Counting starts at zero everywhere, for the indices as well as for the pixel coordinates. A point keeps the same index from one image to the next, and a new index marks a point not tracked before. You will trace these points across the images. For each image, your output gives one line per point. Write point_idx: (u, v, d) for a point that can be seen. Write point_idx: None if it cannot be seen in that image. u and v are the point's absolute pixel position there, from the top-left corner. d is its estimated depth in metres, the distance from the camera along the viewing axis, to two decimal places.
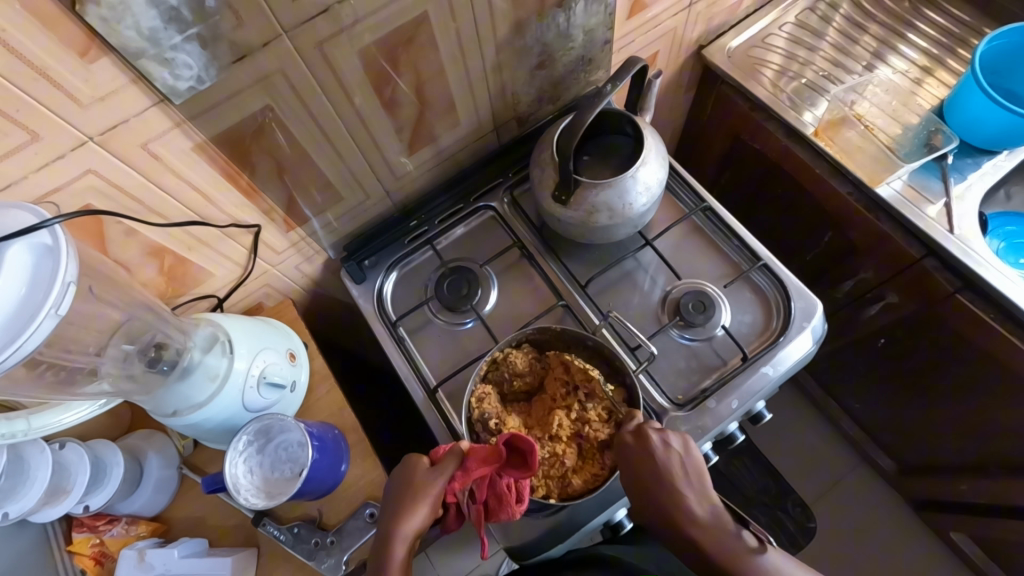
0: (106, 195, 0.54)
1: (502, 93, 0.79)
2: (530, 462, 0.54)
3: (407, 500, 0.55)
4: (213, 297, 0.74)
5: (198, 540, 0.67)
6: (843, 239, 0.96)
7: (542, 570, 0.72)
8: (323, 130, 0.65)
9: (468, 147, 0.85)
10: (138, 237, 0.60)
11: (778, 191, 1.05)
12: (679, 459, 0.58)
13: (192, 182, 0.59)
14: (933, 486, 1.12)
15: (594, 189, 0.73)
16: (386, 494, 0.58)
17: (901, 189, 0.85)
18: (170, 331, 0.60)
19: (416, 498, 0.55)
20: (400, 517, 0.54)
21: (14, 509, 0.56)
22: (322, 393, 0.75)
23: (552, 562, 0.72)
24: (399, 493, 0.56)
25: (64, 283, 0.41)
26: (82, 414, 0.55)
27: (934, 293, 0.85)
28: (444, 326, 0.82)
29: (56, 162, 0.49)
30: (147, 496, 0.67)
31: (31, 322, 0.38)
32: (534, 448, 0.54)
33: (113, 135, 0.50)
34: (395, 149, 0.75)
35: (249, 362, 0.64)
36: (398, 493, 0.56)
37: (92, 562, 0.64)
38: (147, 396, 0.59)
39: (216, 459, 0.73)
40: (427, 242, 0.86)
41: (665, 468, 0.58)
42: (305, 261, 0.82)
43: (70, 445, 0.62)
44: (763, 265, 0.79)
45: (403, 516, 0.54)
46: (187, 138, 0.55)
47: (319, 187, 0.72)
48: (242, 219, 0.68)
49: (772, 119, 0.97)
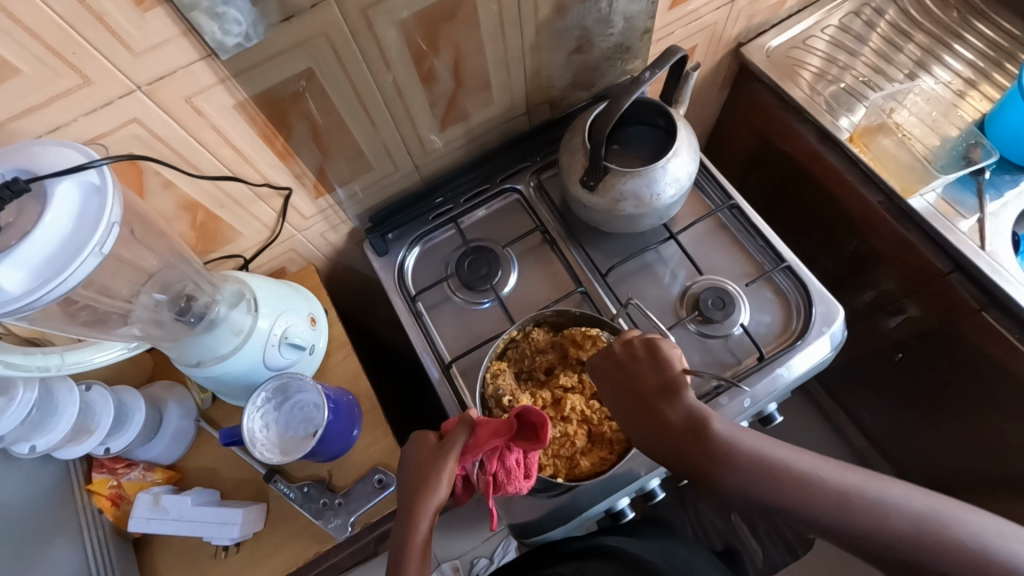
0: (148, 146, 0.56)
1: (537, 74, 0.79)
2: (542, 434, 0.54)
3: (425, 474, 0.56)
4: (239, 257, 0.75)
5: (211, 491, 0.68)
6: (869, 248, 0.95)
7: (543, 555, 0.73)
8: (360, 98, 0.65)
9: (498, 128, 0.86)
10: (174, 190, 0.62)
11: (806, 195, 1.03)
12: (649, 364, 0.58)
13: (230, 140, 0.60)
14: None
15: (623, 177, 0.73)
16: (402, 469, 0.59)
17: (935, 202, 0.83)
18: (200, 284, 0.62)
19: (435, 471, 0.56)
20: (421, 491, 0.56)
21: (41, 444, 0.58)
22: (339, 359, 0.76)
23: (555, 549, 0.73)
24: (417, 469, 0.57)
25: (108, 223, 0.42)
26: (111, 356, 0.57)
27: (958, 309, 0.84)
28: (462, 303, 0.82)
29: (104, 108, 0.50)
30: (164, 444, 0.69)
31: (76, 258, 0.40)
32: (546, 419, 0.54)
33: (160, 86, 0.52)
34: (428, 123, 0.75)
35: (272, 322, 0.65)
36: (415, 468, 0.58)
37: (110, 503, 0.66)
38: (173, 343, 0.62)
39: (232, 414, 0.74)
40: (451, 220, 0.86)
41: (645, 377, 0.58)
42: (331, 230, 0.83)
43: (96, 387, 0.64)
44: (787, 267, 0.79)
45: (423, 490, 0.56)
46: (229, 95, 0.56)
47: (351, 156, 0.72)
48: (274, 181, 0.69)
49: (806, 122, 0.95)
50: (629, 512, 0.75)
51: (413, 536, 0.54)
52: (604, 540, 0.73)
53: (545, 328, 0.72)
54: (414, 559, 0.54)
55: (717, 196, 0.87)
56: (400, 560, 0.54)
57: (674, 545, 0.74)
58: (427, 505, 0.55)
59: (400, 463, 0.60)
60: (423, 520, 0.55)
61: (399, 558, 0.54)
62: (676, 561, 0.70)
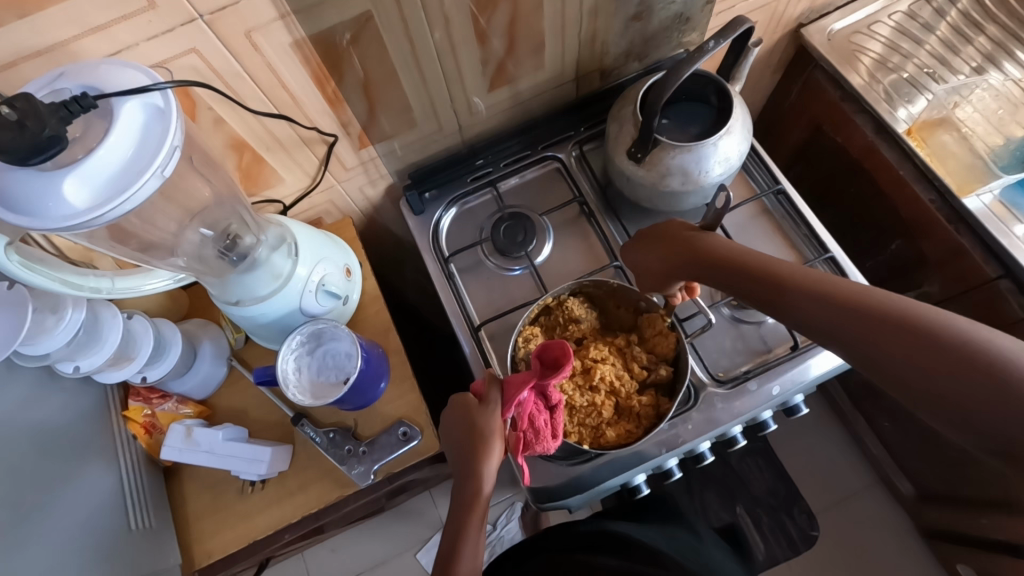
0: (204, 79, 0.56)
1: (593, 39, 0.77)
2: (566, 362, 0.57)
3: (475, 437, 0.57)
4: (279, 203, 0.76)
5: (240, 429, 0.70)
6: (914, 248, 0.92)
7: (554, 532, 0.74)
8: (413, 48, 0.64)
9: (546, 93, 0.84)
10: (224, 127, 0.62)
11: (853, 188, 1.00)
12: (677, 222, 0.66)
13: (283, 81, 0.60)
14: (949, 517, 1.07)
15: (672, 151, 0.70)
16: (451, 441, 0.60)
17: (991, 203, 0.81)
18: (246, 223, 0.63)
19: (482, 434, 0.57)
20: (474, 455, 0.57)
21: (84, 365, 0.60)
22: (370, 313, 0.76)
23: (563, 528, 0.74)
24: (465, 433, 0.58)
25: (170, 147, 0.42)
26: (159, 285, 0.57)
27: (1002, 318, 0.81)
28: (494, 268, 0.82)
29: (166, 36, 0.50)
30: (197, 379, 0.71)
31: (139, 178, 0.40)
32: (568, 347, 0.58)
33: (221, 17, 0.51)
34: (477, 83, 0.74)
35: (310, 269, 0.65)
36: (463, 431, 0.59)
37: (144, 431, 0.68)
38: (216, 279, 0.63)
39: (263, 357, 0.76)
40: (489, 184, 0.86)
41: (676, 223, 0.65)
42: (369, 184, 0.82)
43: (138, 317, 0.66)
44: (830, 258, 0.77)
45: (474, 453, 0.57)
46: (287, 33, 0.56)
47: (398, 109, 0.72)
48: (322, 127, 0.68)
49: (863, 112, 0.91)
50: (643, 489, 0.75)
51: (475, 495, 0.56)
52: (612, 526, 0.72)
53: (581, 298, 0.72)
54: (475, 518, 0.55)
55: (763, 181, 0.84)
56: (461, 520, 0.55)
57: (683, 536, 0.73)
58: (486, 466, 0.56)
59: (445, 427, 0.61)
60: (482, 479, 0.56)
61: (460, 519, 0.55)
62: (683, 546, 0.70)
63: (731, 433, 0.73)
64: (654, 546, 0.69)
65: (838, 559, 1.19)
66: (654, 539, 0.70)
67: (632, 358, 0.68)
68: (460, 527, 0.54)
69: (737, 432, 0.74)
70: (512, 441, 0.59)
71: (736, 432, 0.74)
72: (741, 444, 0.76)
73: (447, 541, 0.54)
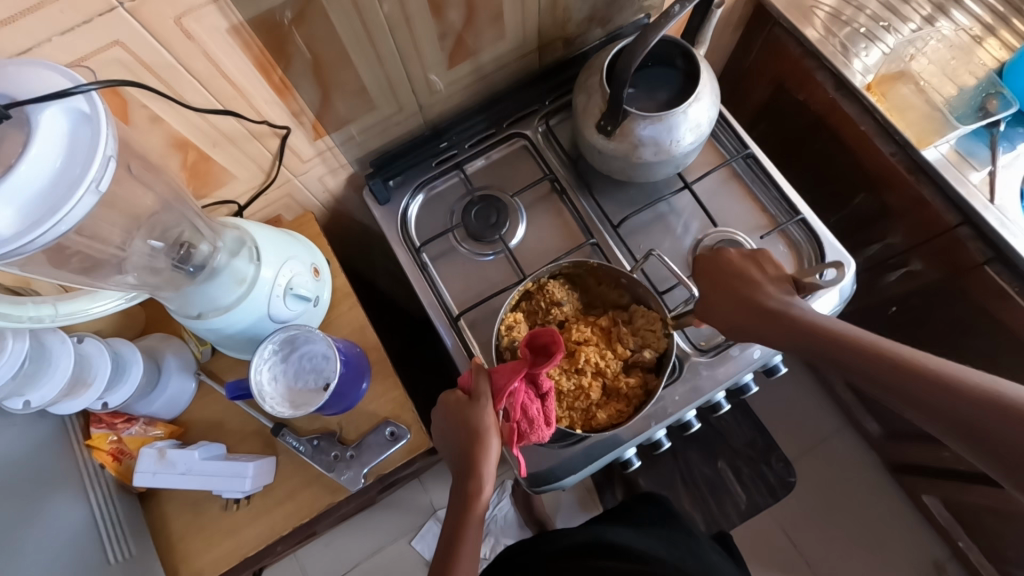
0: (133, 72, 0.50)
1: (553, 7, 0.74)
2: (557, 352, 0.56)
3: (470, 435, 0.56)
4: (233, 203, 0.71)
5: (218, 445, 0.67)
6: (876, 201, 0.95)
7: (549, 539, 0.75)
8: (364, 25, 0.59)
9: (508, 66, 0.80)
10: (162, 125, 0.56)
11: (816, 144, 1.01)
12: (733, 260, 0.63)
13: (224, 71, 0.55)
14: (914, 453, 1.14)
15: (643, 121, 0.69)
16: (444, 440, 0.58)
17: (947, 152, 0.82)
18: (199, 229, 0.58)
19: (477, 430, 0.55)
20: (471, 453, 0.55)
21: (35, 399, 0.55)
22: (345, 311, 0.73)
23: (558, 535, 0.75)
24: (458, 431, 0.57)
25: (103, 157, 0.38)
26: (110, 306, 0.54)
27: (962, 263, 0.84)
28: (468, 254, 0.79)
29: (82, 28, 0.45)
30: (165, 398, 0.67)
31: (72, 195, 0.36)
32: (558, 337, 0.57)
33: (144, 3, 0.46)
34: (435, 59, 0.70)
35: (276, 272, 0.62)
36: (457, 428, 0.57)
37: (111, 459, 0.63)
38: (174, 292, 0.58)
39: (234, 367, 0.72)
40: (455, 166, 0.82)
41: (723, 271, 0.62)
42: (329, 175, 0.77)
43: (89, 339, 0.61)
44: (802, 219, 0.78)
45: (471, 451, 0.55)
46: (223, 17, 0.51)
47: (353, 93, 0.67)
48: (271, 118, 0.63)
49: (824, 68, 0.92)
50: (636, 461, 0.77)
51: (474, 495, 0.54)
52: (608, 533, 0.71)
53: (561, 280, 0.70)
54: (473, 518, 0.53)
55: (732, 145, 0.84)
56: (459, 521, 0.54)
57: (675, 538, 0.73)
58: (486, 465, 0.54)
59: (439, 424, 0.60)
60: (481, 478, 0.54)
61: (456, 523, 0.54)
62: (677, 548, 0.71)
63: (716, 399, 0.74)
64: (650, 550, 0.68)
65: (815, 500, 1.26)
66: (651, 544, 0.70)
67: (617, 338, 0.68)
68: (460, 527, 0.53)
69: (722, 397, 0.75)
70: (506, 432, 0.58)
71: (720, 397, 0.75)
72: (726, 408, 0.77)
73: (443, 542, 0.53)
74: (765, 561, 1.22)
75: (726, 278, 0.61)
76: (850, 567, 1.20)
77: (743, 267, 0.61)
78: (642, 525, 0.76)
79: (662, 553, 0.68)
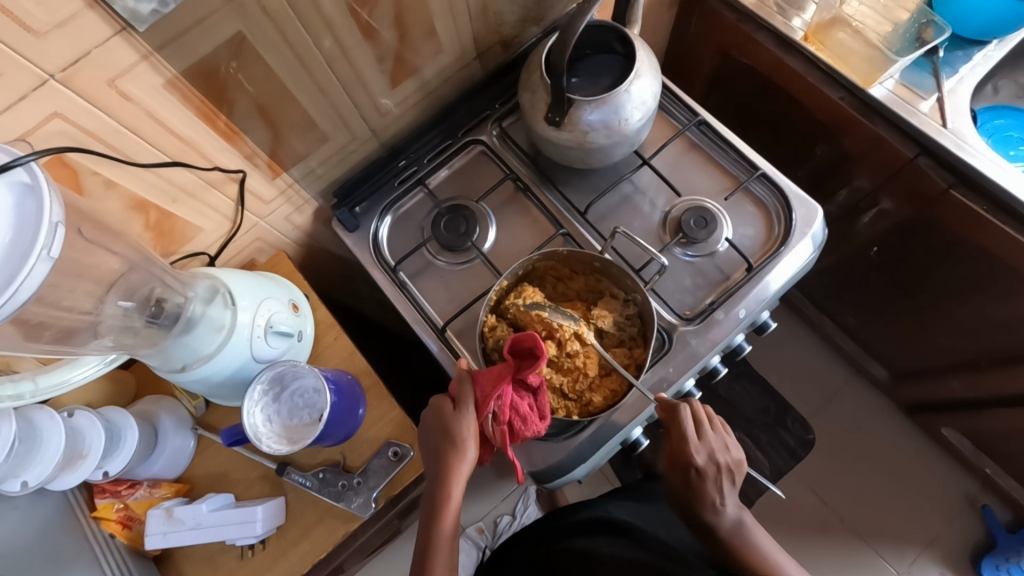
0: (77, 142, 0.51)
1: (484, 12, 0.75)
2: (540, 352, 0.57)
3: (450, 444, 0.58)
4: (204, 255, 0.72)
5: (226, 494, 0.67)
6: (835, 148, 0.96)
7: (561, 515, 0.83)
8: (301, 62, 0.61)
9: (451, 77, 0.81)
10: (117, 189, 0.57)
11: (770, 103, 1.02)
12: (716, 465, 0.65)
13: (168, 125, 0.56)
14: (922, 387, 1.14)
15: (589, 106, 0.70)
16: (427, 445, 0.61)
17: (894, 88, 0.83)
18: (169, 283, 0.59)
19: (456, 439, 0.58)
20: (448, 460, 0.58)
21: (32, 478, 0.56)
22: (331, 341, 0.74)
23: (570, 511, 0.83)
24: (440, 437, 0.59)
25: (51, 224, 0.39)
26: (89, 371, 0.57)
27: (928, 193, 0.84)
28: (445, 267, 0.80)
29: (18, 105, 0.46)
30: (165, 457, 0.67)
31: (24, 264, 0.37)
32: (539, 339, 0.57)
33: (77, 71, 0.47)
34: (378, 83, 0.71)
35: (253, 313, 0.63)
36: (436, 439, 0.60)
37: (121, 526, 0.64)
38: (152, 349, 0.59)
39: (230, 416, 0.71)
40: (418, 183, 0.83)
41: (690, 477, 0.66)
42: (295, 213, 0.78)
43: (80, 412, 0.61)
44: (762, 175, 0.79)
45: (451, 460, 0.58)
46: (157, 73, 0.52)
47: (302, 128, 0.68)
48: (224, 164, 0.64)
49: (761, 29, 0.93)
50: (644, 440, 0.77)
51: (446, 500, 0.59)
52: (612, 512, 0.80)
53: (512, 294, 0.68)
54: (447, 518, 0.59)
55: (683, 115, 0.85)
56: (433, 524, 0.59)
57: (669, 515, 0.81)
58: (454, 474, 0.58)
59: (420, 437, 0.62)
60: (450, 486, 0.58)
61: (434, 527, 0.59)
62: (667, 525, 0.78)
63: (710, 366, 0.75)
64: (646, 529, 0.76)
65: (835, 453, 1.25)
66: (646, 524, 0.78)
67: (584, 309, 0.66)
68: (434, 534, 0.59)
69: (715, 364, 0.76)
70: (497, 433, 0.58)
71: (714, 364, 0.76)
72: (722, 373, 0.79)
73: (421, 543, 0.60)
74: (798, 522, 1.21)
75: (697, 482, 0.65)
76: (882, 515, 1.19)
77: (716, 489, 0.65)
78: (642, 502, 0.83)
79: (657, 531, 0.76)
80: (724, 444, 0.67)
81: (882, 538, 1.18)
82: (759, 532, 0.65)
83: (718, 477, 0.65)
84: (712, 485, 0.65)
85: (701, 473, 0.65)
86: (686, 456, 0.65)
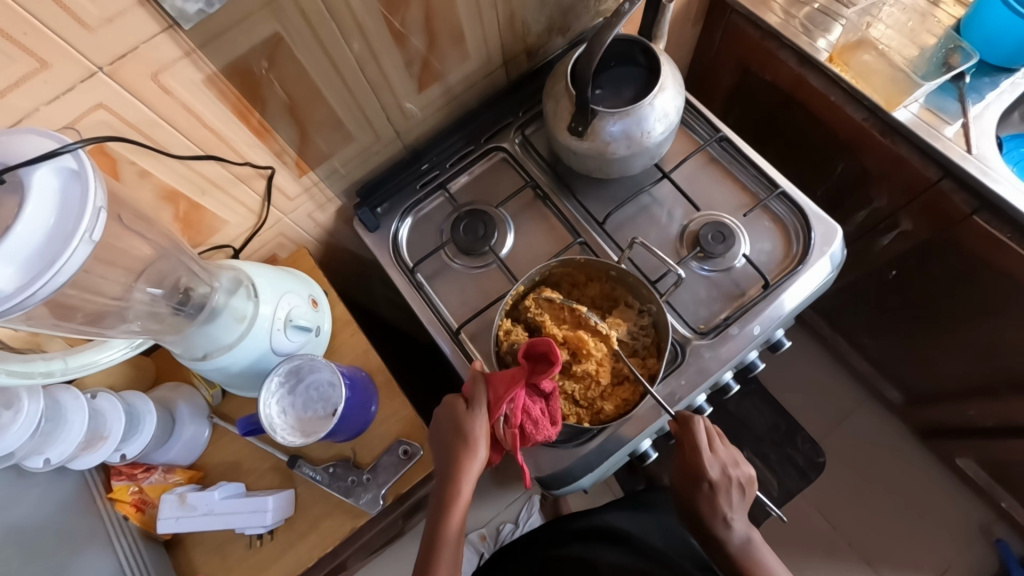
0: (118, 132, 0.53)
1: (512, 22, 0.76)
2: (554, 358, 0.57)
3: (461, 444, 0.59)
4: (228, 248, 0.73)
5: (237, 483, 0.68)
6: (859, 168, 0.95)
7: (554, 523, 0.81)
8: (333, 63, 0.62)
9: (476, 84, 0.83)
10: (152, 179, 0.59)
11: (793, 121, 1.02)
12: (728, 479, 0.65)
13: (204, 119, 0.58)
14: (939, 414, 1.12)
15: (611, 118, 0.70)
16: (438, 443, 0.62)
17: (918, 112, 0.83)
18: (196, 273, 0.61)
19: (468, 438, 0.59)
20: (458, 459, 0.59)
21: (54, 456, 0.57)
22: (348, 337, 0.75)
23: (564, 516, 0.82)
24: (451, 436, 0.60)
25: (94, 209, 0.41)
26: (116, 355, 0.58)
27: (951, 217, 0.84)
28: (461, 270, 0.81)
29: (66, 95, 0.48)
30: (181, 443, 0.68)
31: (67, 246, 0.39)
32: (554, 345, 0.57)
33: (122, 65, 0.49)
34: (405, 87, 0.73)
35: (274, 306, 0.64)
36: (448, 437, 0.60)
37: (134, 509, 0.65)
38: (177, 335, 0.61)
39: (245, 407, 0.73)
40: (439, 186, 0.84)
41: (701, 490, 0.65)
42: (318, 210, 0.80)
43: (103, 394, 0.63)
44: (781, 193, 0.79)
45: (461, 458, 0.59)
46: (197, 70, 0.54)
47: (330, 128, 0.70)
48: (254, 160, 0.66)
49: (785, 47, 0.94)
50: (653, 452, 0.77)
51: (454, 499, 0.59)
52: (610, 520, 0.80)
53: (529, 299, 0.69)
54: (455, 517, 0.59)
55: (704, 130, 0.86)
56: (441, 522, 0.59)
57: (669, 519, 0.80)
58: (463, 473, 0.58)
59: (432, 434, 0.63)
60: (459, 485, 0.59)
61: (442, 524, 0.59)
62: (671, 531, 0.78)
63: (722, 382, 0.74)
64: (648, 539, 0.77)
65: (845, 477, 1.23)
66: (647, 532, 0.78)
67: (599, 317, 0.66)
68: (439, 529, 0.59)
69: (728, 379, 0.76)
70: (509, 436, 0.59)
71: (726, 379, 0.75)
72: (734, 390, 0.78)
73: (427, 539, 0.60)
74: (805, 545, 1.19)
75: (710, 497, 0.65)
76: (890, 542, 1.17)
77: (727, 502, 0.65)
78: (640, 503, 0.82)
79: (658, 544, 0.77)
80: (734, 459, 0.66)
81: (891, 566, 1.16)
82: (765, 550, 0.66)
83: (729, 491, 0.65)
84: (722, 498, 0.65)
85: (714, 488, 0.65)
86: (699, 469, 0.65)
